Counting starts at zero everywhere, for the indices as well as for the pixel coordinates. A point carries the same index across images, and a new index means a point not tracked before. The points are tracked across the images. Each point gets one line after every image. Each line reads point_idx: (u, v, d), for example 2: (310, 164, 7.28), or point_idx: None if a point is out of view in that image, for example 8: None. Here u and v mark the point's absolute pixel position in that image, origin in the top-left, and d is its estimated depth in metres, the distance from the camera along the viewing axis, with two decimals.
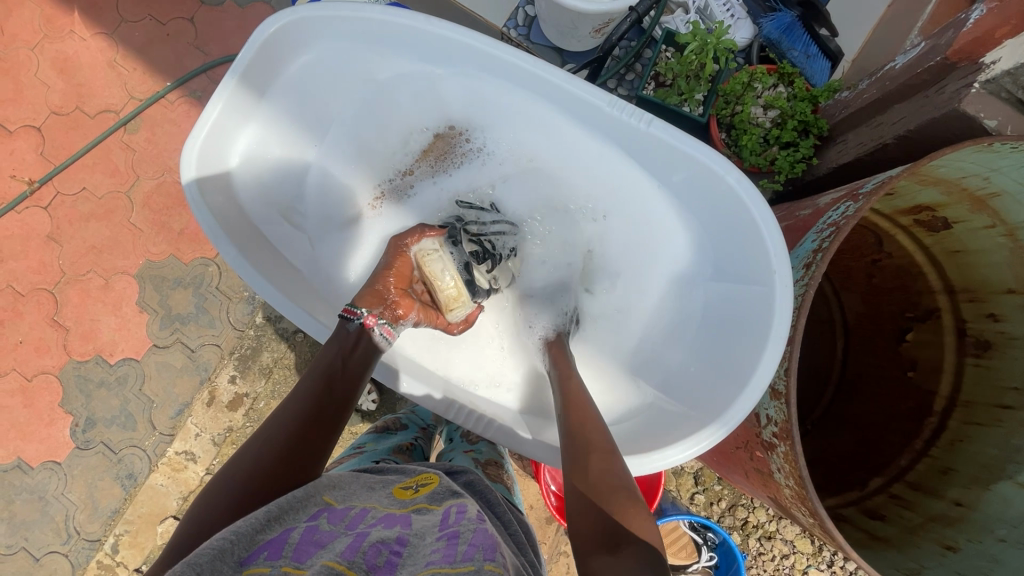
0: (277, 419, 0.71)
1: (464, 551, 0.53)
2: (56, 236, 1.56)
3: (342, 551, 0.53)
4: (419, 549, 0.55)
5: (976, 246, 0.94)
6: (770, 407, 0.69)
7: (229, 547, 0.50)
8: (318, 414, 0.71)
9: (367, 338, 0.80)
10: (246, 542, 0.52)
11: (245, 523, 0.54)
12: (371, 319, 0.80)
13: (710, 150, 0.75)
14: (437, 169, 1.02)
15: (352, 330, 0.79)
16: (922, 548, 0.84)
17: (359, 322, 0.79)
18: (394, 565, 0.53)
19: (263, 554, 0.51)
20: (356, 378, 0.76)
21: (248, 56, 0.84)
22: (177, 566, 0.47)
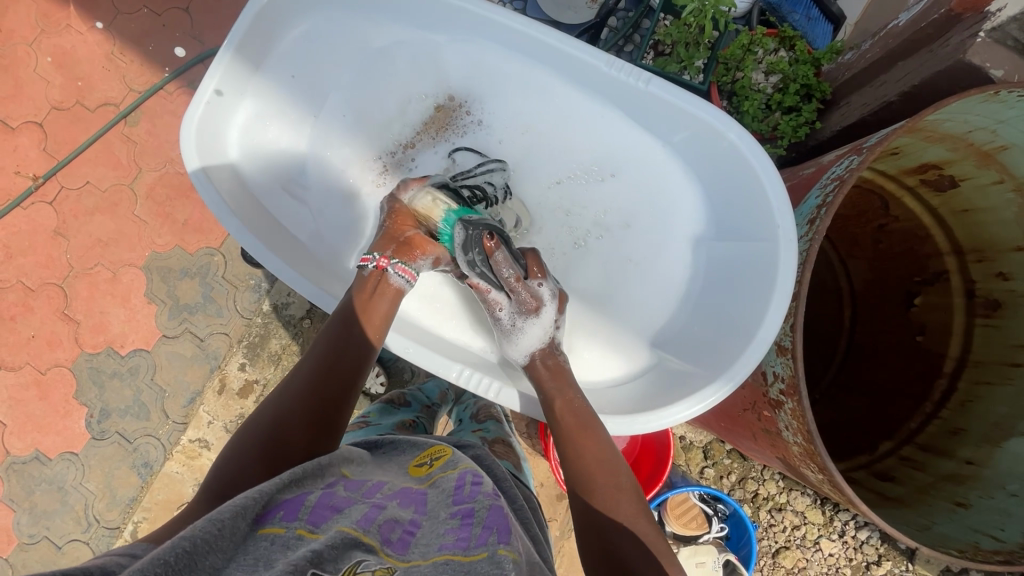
0: (292, 380, 0.71)
1: (478, 534, 0.51)
2: (62, 231, 1.57)
3: (357, 519, 0.52)
4: (433, 530, 0.54)
5: (984, 204, 0.92)
6: (776, 363, 0.68)
7: (250, 505, 0.49)
8: (336, 375, 0.72)
9: (386, 281, 0.80)
10: (264, 501, 0.51)
11: (266, 483, 0.53)
12: (383, 260, 0.80)
13: (711, 106, 0.76)
14: (438, 140, 0.96)
15: (366, 275, 0.81)
16: (933, 506, 0.84)
17: (372, 267, 0.80)
18: (407, 543, 0.52)
19: (278, 515, 0.50)
20: (370, 337, 0.77)
21: (242, 28, 0.85)
22: (200, 519, 0.46)
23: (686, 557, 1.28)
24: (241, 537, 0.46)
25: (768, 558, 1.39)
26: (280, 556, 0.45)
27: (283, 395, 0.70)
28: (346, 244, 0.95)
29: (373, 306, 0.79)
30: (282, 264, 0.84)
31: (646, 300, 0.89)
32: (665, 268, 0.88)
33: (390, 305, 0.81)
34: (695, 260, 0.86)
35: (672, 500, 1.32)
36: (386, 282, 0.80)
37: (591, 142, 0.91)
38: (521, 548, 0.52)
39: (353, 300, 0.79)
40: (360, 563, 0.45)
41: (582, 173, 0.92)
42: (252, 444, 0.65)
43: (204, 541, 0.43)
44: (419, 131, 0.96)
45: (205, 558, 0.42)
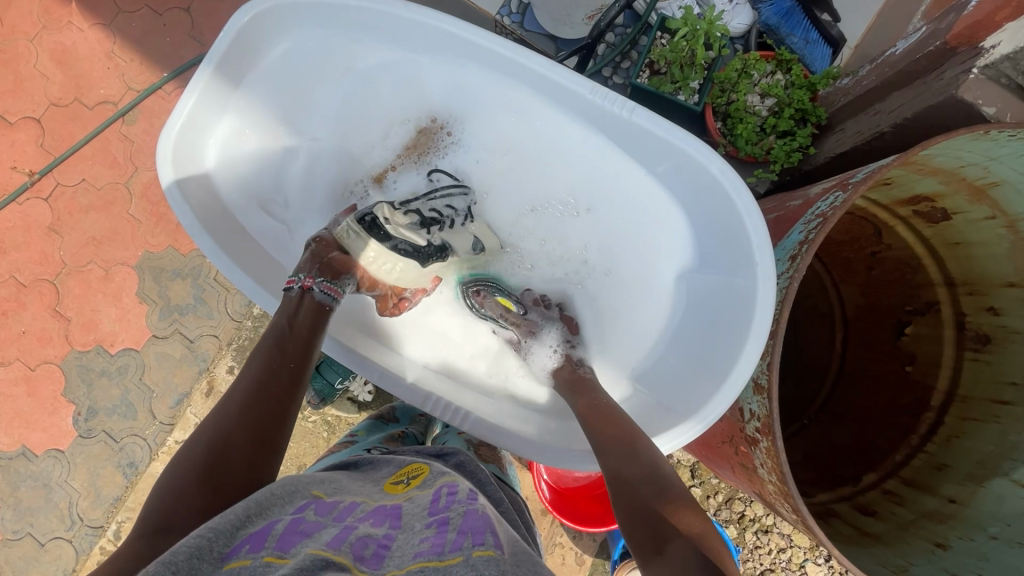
0: (219, 412, 0.68)
1: (453, 540, 0.51)
2: (57, 227, 1.57)
3: (328, 539, 0.52)
4: (408, 541, 0.54)
5: (977, 238, 0.91)
6: (753, 401, 0.67)
7: (208, 543, 0.48)
8: (271, 392, 0.70)
9: (310, 298, 0.81)
10: (226, 537, 0.50)
11: (224, 520, 0.51)
12: (309, 280, 0.82)
13: (695, 141, 0.75)
14: (419, 162, 0.98)
15: (294, 297, 0.81)
16: (912, 545, 0.82)
17: (298, 288, 0.81)
18: (381, 558, 0.51)
19: (244, 548, 0.49)
20: (304, 353, 0.76)
21: (222, 45, 0.84)
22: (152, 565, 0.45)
23: None
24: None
25: None
26: None
27: (216, 420, 0.67)
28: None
29: (303, 323, 0.79)
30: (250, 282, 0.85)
31: (624, 338, 0.90)
32: (642, 299, 0.89)
33: (318, 320, 0.80)
34: (676, 292, 0.85)
35: None
36: (311, 297, 0.81)
37: (574, 169, 0.91)
38: (503, 541, 0.52)
39: (281, 323, 0.78)
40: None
41: (562, 206, 0.95)
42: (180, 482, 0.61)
43: None
44: (400, 155, 0.98)
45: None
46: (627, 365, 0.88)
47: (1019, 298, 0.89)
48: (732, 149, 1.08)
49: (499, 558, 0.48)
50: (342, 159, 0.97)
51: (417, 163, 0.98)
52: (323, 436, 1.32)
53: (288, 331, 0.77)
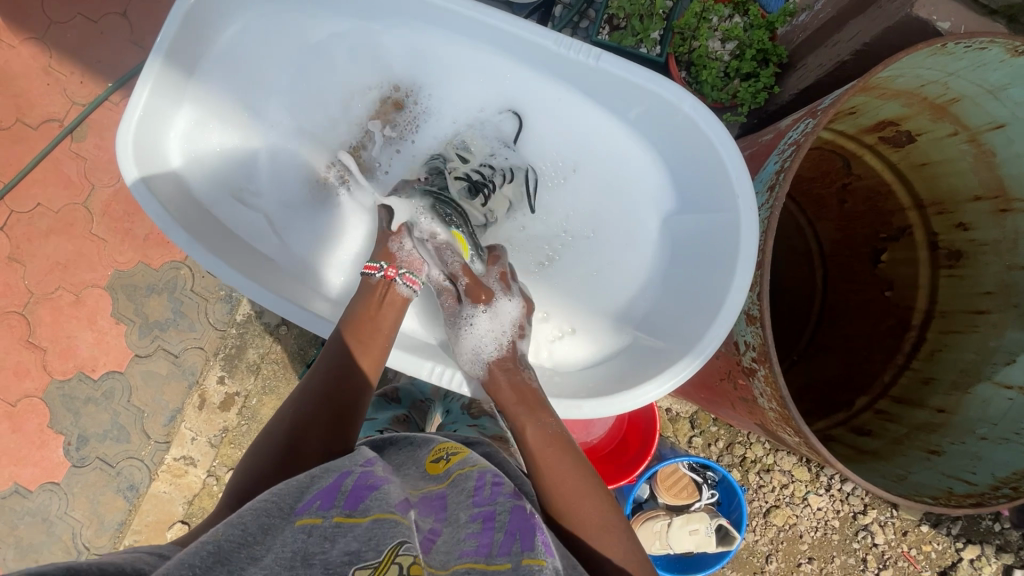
0: (301, 398, 0.70)
1: (501, 542, 0.50)
2: (17, 256, 1.51)
3: (395, 502, 0.52)
4: (455, 532, 0.53)
5: (942, 156, 0.94)
6: (747, 333, 0.68)
7: (278, 503, 0.49)
8: (354, 379, 0.73)
9: (393, 290, 0.81)
10: (295, 497, 0.50)
11: (293, 482, 0.52)
12: (391, 269, 0.82)
13: (665, 80, 0.76)
14: (391, 136, 0.95)
15: (376, 282, 0.82)
16: (908, 456, 0.86)
17: (382, 275, 0.81)
18: (428, 548, 0.51)
19: (315, 504, 0.49)
20: (375, 341, 0.78)
21: (171, 31, 0.80)
22: (220, 527, 0.46)
23: (679, 527, 1.29)
24: (275, 531, 0.46)
25: (759, 518, 1.43)
26: (315, 545, 0.44)
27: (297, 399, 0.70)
28: (312, 254, 0.93)
29: (382, 314, 0.80)
30: (237, 274, 0.82)
31: (615, 293, 0.89)
32: (629, 252, 0.89)
33: (398, 314, 0.82)
34: (660, 236, 0.86)
35: (662, 471, 1.33)
36: (396, 291, 0.82)
37: (549, 123, 0.90)
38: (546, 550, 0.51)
39: (361, 311, 0.79)
40: (401, 545, 0.43)
41: (548, 166, 0.92)
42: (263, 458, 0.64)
43: (232, 540, 0.43)
44: (367, 127, 0.94)
45: (236, 553, 0.42)
46: (624, 312, 0.88)
47: (987, 210, 0.93)
48: (699, 97, 1.09)
49: (546, 569, 0.48)
50: (307, 140, 0.94)
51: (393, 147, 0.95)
52: None
53: (368, 320, 0.79)
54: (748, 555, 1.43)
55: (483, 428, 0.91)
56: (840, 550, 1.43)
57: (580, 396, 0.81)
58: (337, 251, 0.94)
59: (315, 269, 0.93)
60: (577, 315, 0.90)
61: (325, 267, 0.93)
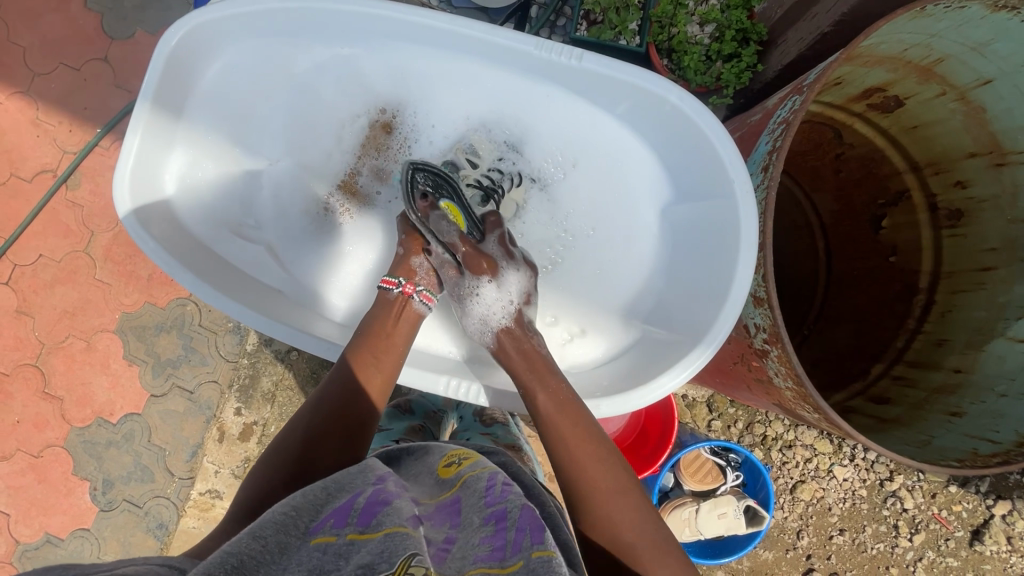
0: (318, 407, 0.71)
1: (514, 540, 0.50)
2: (25, 309, 1.52)
3: (407, 516, 0.52)
4: (469, 539, 0.53)
5: (932, 117, 0.94)
6: (756, 315, 0.69)
7: (294, 520, 0.49)
8: (368, 394, 0.75)
9: (410, 307, 0.84)
10: (310, 515, 0.51)
11: (306, 498, 0.53)
12: (411, 287, 0.85)
13: (649, 74, 0.76)
14: (383, 161, 0.96)
15: (393, 298, 0.84)
16: (929, 420, 0.85)
17: (399, 290, 0.84)
18: (442, 559, 0.51)
19: (330, 522, 0.50)
20: (394, 355, 0.80)
21: (156, 78, 0.81)
22: (243, 537, 0.47)
23: (707, 511, 1.28)
24: (292, 550, 0.46)
25: (787, 494, 1.42)
26: (332, 562, 0.44)
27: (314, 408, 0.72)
28: (319, 282, 0.94)
29: (397, 333, 0.82)
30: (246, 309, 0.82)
31: (621, 289, 0.89)
32: (632, 246, 0.89)
33: (411, 330, 0.84)
34: (660, 226, 0.86)
35: (685, 459, 1.33)
36: (413, 307, 0.84)
37: (537, 127, 0.90)
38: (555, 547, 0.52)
39: (378, 326, 0.81)
40: (413, 557, 0.44)
41: (544, 170, 0.93)
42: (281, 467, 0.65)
43: (251, 558, 0.44)
44: (359, 154, 0.95)
45: (256, 570, 0.43)
46: (631, 306, 0.89)
47: (983, 166, 0.92)
48: (683, 84, 1.08)
49: (557, 560, 0.48)
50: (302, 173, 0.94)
51: (388, 174, 0.96)
52: None
53: (384, 335, 0.81)
54: (779, 533, 1.43)
55: (495, 434, 0.93)
56: (870, 519, 1.42)
57: (596, 394, 0.81)
58: (340, 277, 0.95)
59: (323, 295, 0.93)
60: (586, 315, 0.90)
61: (332, 294, 0.94)
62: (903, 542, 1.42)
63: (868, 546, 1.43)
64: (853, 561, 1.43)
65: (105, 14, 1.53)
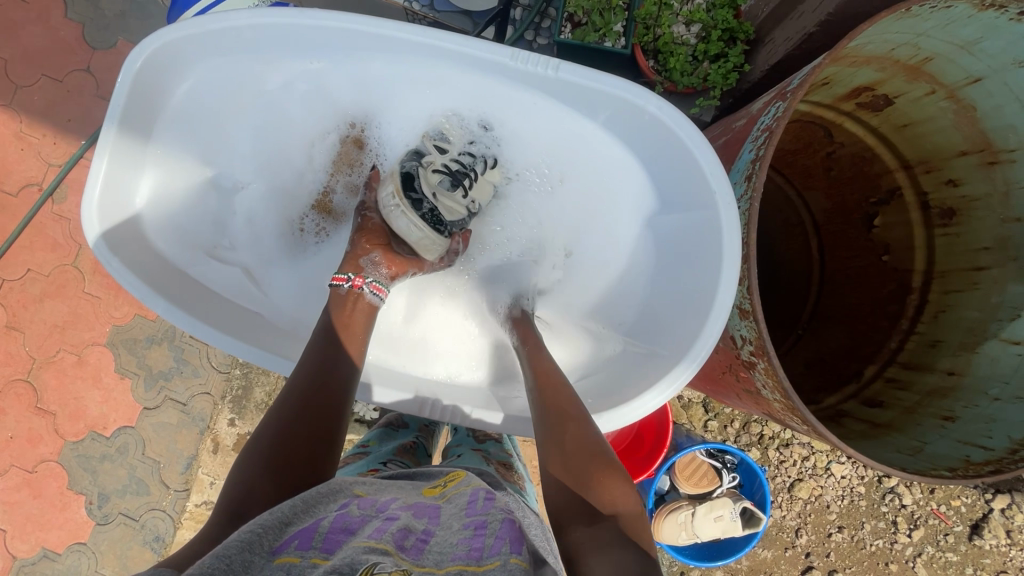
0: (286, 403, 0.69)
1: (492, 544, 0.49)
2: (15, 324, 1.51)
3: (370, 534, 0.50)
4: (446, 537, 0.52)
5: (922, 115, 0.93)
6: (742, 327, 0.67)
7: (258, 538, 0.48)
8: (336, 383, 0.72)
9: (361, 300, 0.81)
10: (275, 532, 0.50)
11: (271, 516, 0.52)
12: (359, 279, 0.81)
13: (627, 83, 0.74)
14: (355, 177, 0.97)
15: (343, 294, 0.81)
16: (922, 425, 0.84)
17: (349, 285, 0.81)
18: (420, 550, 0.50)
19: (294, 543, 0.49)
20: (354, 341, 0.78)
21: (121, 101, 0.78)
22: (206, 559, 0.45)
23: (704, 514, 1.27)
24: (256, 569, 0.45)
25: (785, 493, 1.42)
26: None
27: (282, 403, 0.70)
28: (297, 303, 0.92)
29: (356, 323, 0.79)
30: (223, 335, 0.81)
31: (606, 303, 0.90)
32: (617, 256, 0.89)
33: (371, 316, 0.82)
34: (643, 236, 0.86)
35: (680, 462, 1.32)
36: (364, 300, 0.81)
37: (515, 137, 0.91)
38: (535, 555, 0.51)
39: (337, 314, 0.79)
40: (375, 566, 0.43)
41: (526, 180, 0.94)
42: (255, 466, 0.63)
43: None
44: (331, 171, 0.96)
45: None
46: (614, 317, 0.88)
47: (975, 164, 0.90)
48: (669, 85, 1.07)
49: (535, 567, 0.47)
50: (274, 193, 0.95)
51: (363, 191, 0.97)
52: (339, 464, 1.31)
53: (345, 321, 0.79)
54: (777, 531, 1.42)
55: (489, 452, 0.91)
56: (869, 515, 1.42)
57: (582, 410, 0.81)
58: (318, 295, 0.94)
59: (299, 315, 0.91)
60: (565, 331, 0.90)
61: (310, 315, 0.92)
62: (902, 538, 1.42)
63: (867, 542, 1.42)
64: (852, 557, 1.42)
65: (86, 23, 1.51)
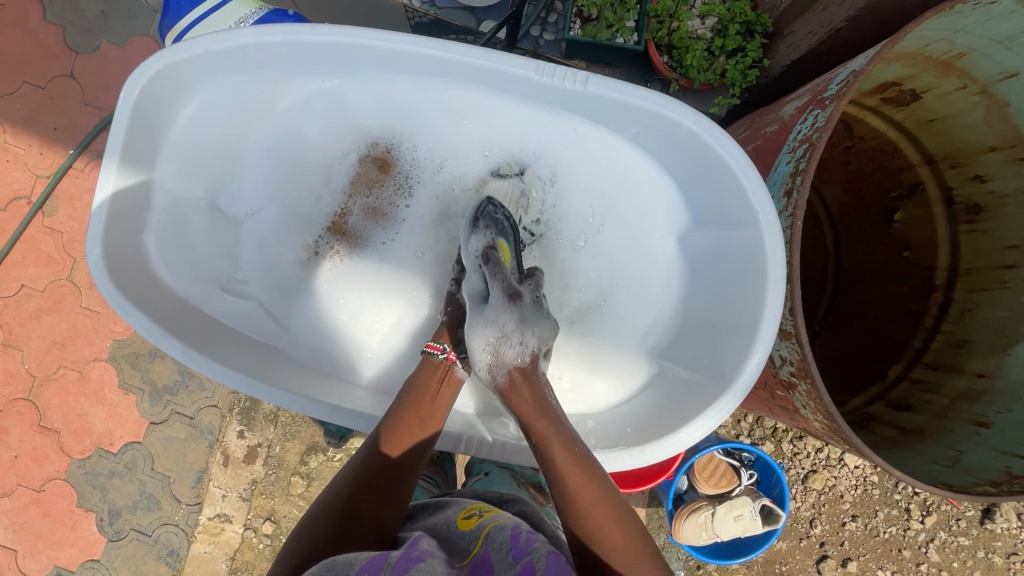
0: (361, 473, 0.67)
1: None
2: (12, 342, 1.47)
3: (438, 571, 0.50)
4: None
5: (950, 111, 0.90)
6: (782, 348, 0.67)
7: None
8: (409, 459, 0.70)
9: (452, 373, 0.79)
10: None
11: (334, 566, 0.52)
12: (451, 352, 0.80)
13: (660, 97, 0.73)
14: (376, 200, 0.91)
15: (437, 363, 0.79)
16: (955, 431, 0.84)
17: (443, 356, 0.79)
18: None
19: None
20: (434, 416, 0.74)
21: (122, 129, 0.75)
22: None
23: (724, 514, 1.26)
24: None
25: (799, 484, 1.41)
26: None
27: (355, 470, 0.68)
28: (319, 335, 0.89)
29: (441, 398, 0.76)
30: (247, 378, 0.77)
31: (642, 330, 0.86)
32: (650, 278, 0.86)
33: (454, 394, 0.78)
34: (679, 255, 0.85)
35: (698, 463, 1.31)
36: (453, 374, 0.79)
37: (552, 155, 0.88)
38: None
39: (420, 389, 0.76)
40: None
41: (563, 210, 0.89)
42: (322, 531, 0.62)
43: None
44: (350, 191, 0.91)
45: None
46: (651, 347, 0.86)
47: (1004, 161, 0.88)
48: (685, 83, 1.02)
49: None
50: (282, 214, 0.89)
51: (383, 215, 0.92)
52: None
53: (428, 397, 0.75)
54: (792, 523, 1.41)
55: (515, 471, 0.92)
56: (882, 504, 1.41)
57: (620, 445, 0.77)
58: (341, 330, 0.90)
59: (323, 350, 0.88)
60: (598, 361, 0.87)
61: (334, 348, 0.89)
62: (915, 524, 1.40)
63: (880, 530, 1.41)
64: (866, 545, 1.41)
65: (66, 26, 1.44)
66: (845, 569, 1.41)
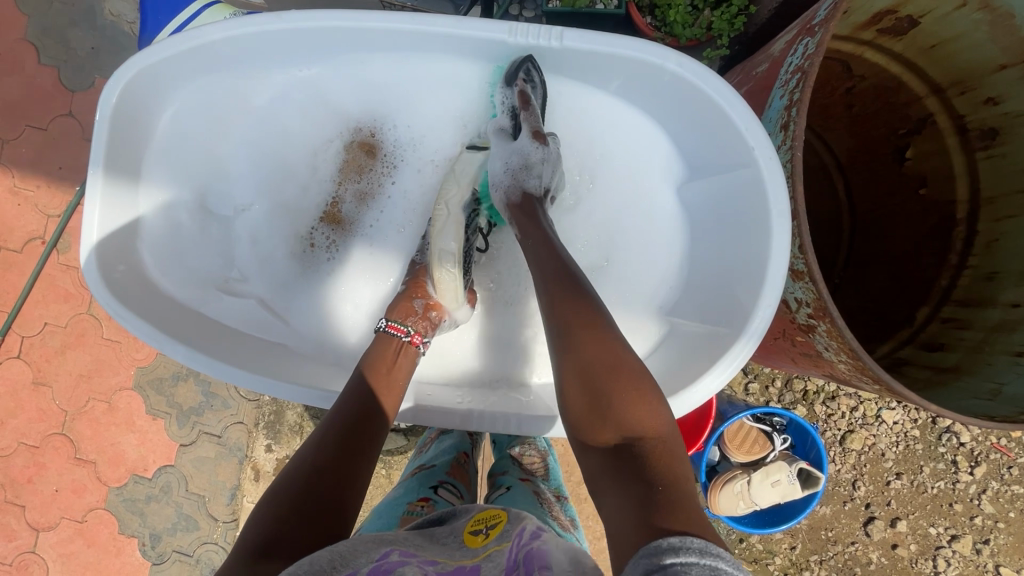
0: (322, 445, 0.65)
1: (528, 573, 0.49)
2: (42, 379, 1.50)
3: None
4: None
5: (952, 33, 0.85)
6: (796, 290, 0.64)
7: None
8: (371, 429, 0.69)
9: (411, 351, 0.79)
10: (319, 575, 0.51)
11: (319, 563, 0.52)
12: (417, 335, 0.79)
13: (641, 43, 0.71)
14: (364, 184, 0.91)
15: (400, 344, 0.78)
16: (995, 365, 0.80)
17: (408, 339, 0.78)
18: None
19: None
20: (392, 391, 0.74)
21: (106, 140, 0.76)
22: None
23: (761, 482, 1.22)
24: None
25: (837, 446, 1.36)
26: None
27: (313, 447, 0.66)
28: (320, 327, 0.89)
29: (399, 368, 0.76)
30: (249, 374, 0.78)
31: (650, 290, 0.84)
32: (653, 239, 0.84)
33: (413, 364, 0.79)
34: (680, 209, 0.83)
35: (729, 431, 1.27)
36: (415, 355, 0.79)
37: None
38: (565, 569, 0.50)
39: (376, 361, 0.76)
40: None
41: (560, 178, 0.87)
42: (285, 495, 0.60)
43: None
44: (339, 180, 0.90)
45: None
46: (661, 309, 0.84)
47: (1016, 77, 0.83)
48: (672, 41, 1.00)
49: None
50: (271, 207, 0.89)
51: (374, 198, 0.91)
52: (382, 474, 1.24)
53: (384, 367, 0.75)
54: (834, 486, 1.36)
55: (540, 486, 0.93)
56: (927, 458, 1.35)
57: None
58: (340, 318, 0.89)
59: (326, 341, 0.88)
60: None
61: (333, 338, 0.89)
62: (964, 477, 1.35)
63: (928, 485, 1.35)
64: (914, 503, 1.36)
65: (60, 66, 1.48)
66: (894, 529, 1.36)
